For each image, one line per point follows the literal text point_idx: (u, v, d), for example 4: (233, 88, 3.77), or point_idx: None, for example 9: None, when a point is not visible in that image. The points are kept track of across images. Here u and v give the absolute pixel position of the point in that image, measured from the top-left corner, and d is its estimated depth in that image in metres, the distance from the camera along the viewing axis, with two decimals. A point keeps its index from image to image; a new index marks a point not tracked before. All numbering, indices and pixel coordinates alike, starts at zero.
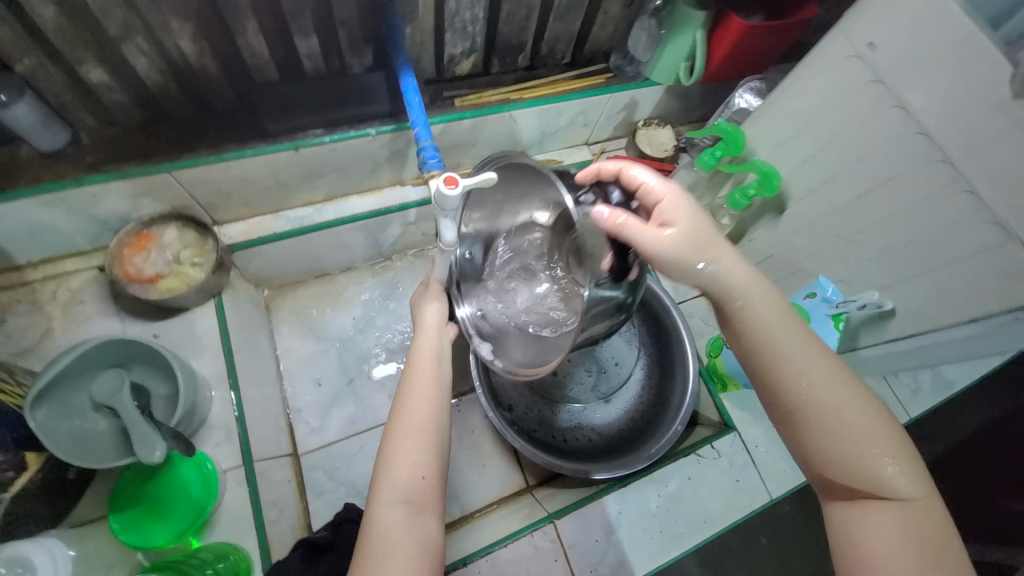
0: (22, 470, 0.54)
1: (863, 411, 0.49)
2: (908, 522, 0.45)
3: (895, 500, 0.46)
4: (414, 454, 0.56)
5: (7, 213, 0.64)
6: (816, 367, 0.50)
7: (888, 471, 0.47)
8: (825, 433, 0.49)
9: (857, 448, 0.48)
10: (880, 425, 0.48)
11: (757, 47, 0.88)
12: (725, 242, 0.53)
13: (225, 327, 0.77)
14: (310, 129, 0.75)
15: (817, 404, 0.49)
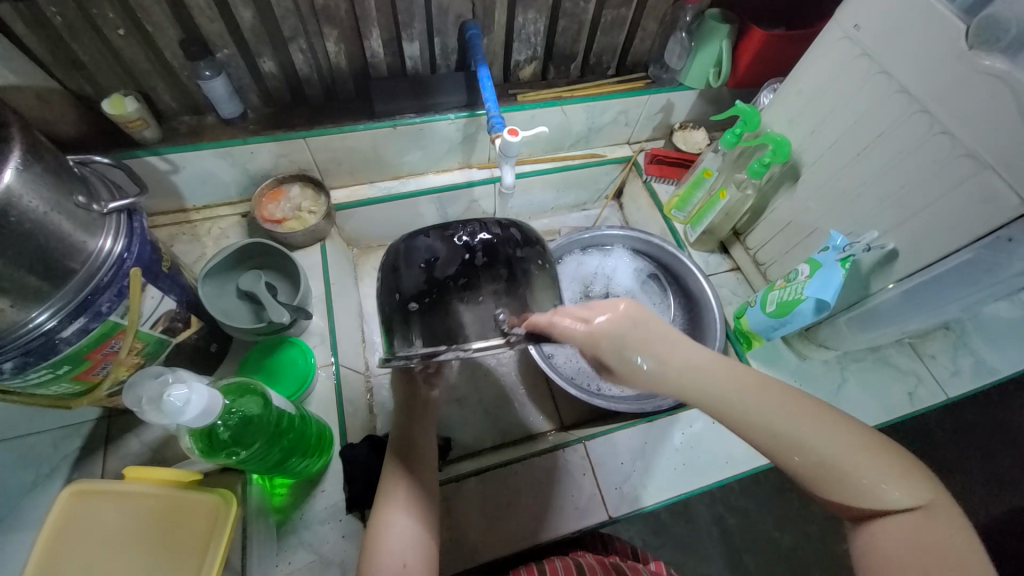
0: (187, 326, 0.72)
1: (852, 451, 0.44)
2: (939, 555, 0.40)
3: (910, 528, 0.41)
4: (404, 516, 0.59)
5: (194, 162, 0.90)
6: (784, 415, 0.45)
7: (891, 500, 0.42)
8: (825, 484, 0.44)
9: (861, 492, 0.43)
10: (869, 455, 0.44)
11: (777, 55, 1.02)
12: (645, 335, 0.50)
13: (326, 263, 0.98)
14: (406, 113, 0.97)
15: (804, 455, 0.44)
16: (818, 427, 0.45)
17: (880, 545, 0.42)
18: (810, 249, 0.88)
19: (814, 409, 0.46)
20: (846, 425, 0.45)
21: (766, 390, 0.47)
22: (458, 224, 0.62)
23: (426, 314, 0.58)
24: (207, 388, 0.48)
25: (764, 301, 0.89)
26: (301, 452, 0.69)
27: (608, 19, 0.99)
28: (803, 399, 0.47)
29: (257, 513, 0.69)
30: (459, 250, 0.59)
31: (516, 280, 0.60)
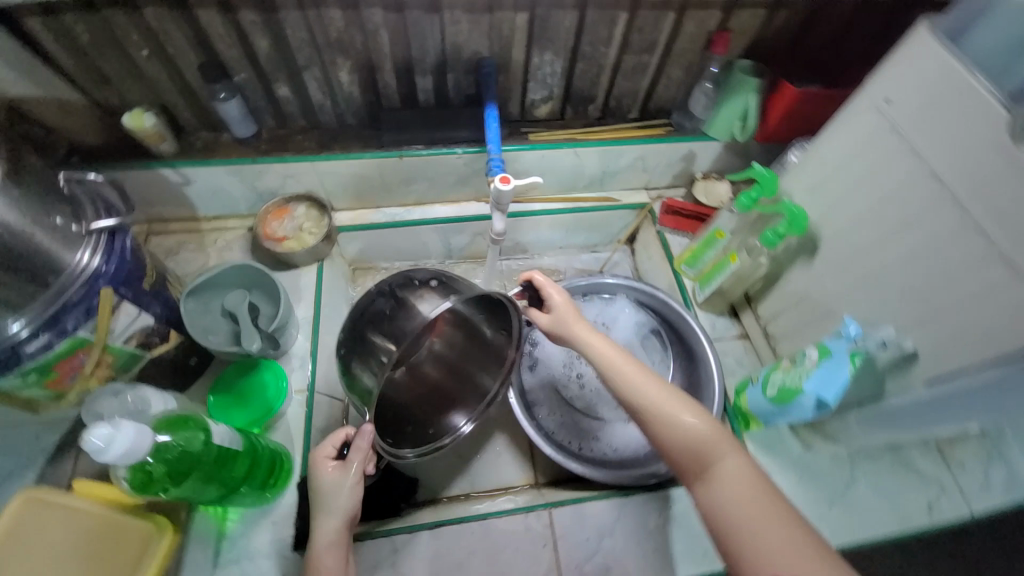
0: (164, 341, 0.73)
1: (702, 427, 0.61)
2: (745, 484, 0.57)
3: (738, 481, 0.57)
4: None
5: (204, 176, 0.93)
6: (661, 401, 0.64)
7: (713, 446, 0.60)
8: (678, 453, 0.61)
9: (706, 458, 0.60)
10: (693, 412, 0.63)
11: (809, 113, 0.96)
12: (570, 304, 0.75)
13: (320, 285, 0.98)
14: (414, 144, 0.97)
15: (667, 430, 0.62)
16: (682, 409, 0.63)
17: (719, 501, 0.57)
18: (824, 331, 0.80)
19: (682, 397, 0.64)
20: (701, 411, 0.63)
21: (654, 382, 0.66)
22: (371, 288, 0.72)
23: (376, 345, 0.65)
24: (134, 427, 0.48)
25: (766, 382, 0.81)
26: (251, 486, 0.68)
27: (630, 64, 0.96)
28: (674, 391, 0.65)
29: (200, 541, 0.68)
30: (374, 297, 0.69)
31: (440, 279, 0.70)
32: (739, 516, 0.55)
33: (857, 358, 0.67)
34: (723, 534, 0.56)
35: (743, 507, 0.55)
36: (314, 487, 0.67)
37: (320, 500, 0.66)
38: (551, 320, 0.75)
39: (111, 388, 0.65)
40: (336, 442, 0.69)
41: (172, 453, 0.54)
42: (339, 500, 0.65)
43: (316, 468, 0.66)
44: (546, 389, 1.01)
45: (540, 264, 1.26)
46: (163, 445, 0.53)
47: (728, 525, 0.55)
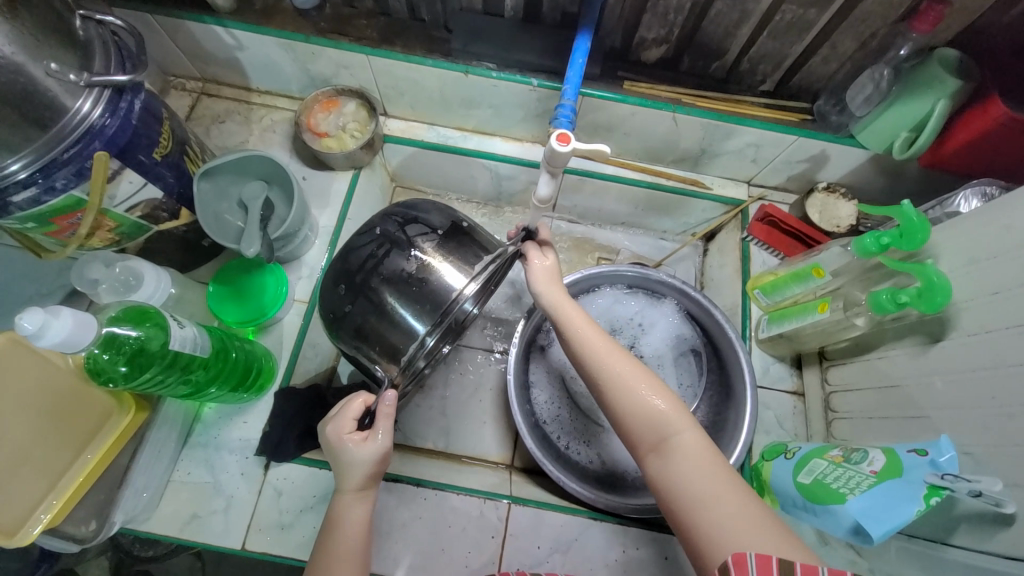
0: (172, 218, 0.70)
1: (664, 404, 0.57)
2: (706, 461, 0.54)
3: (695, 458, 0.55)
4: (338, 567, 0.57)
5: (256, 44, 0.84)
6: (625, 371, 0.60)
7: (666, 416, 0.57)
8: (636, 428, 0.58)
9: (664, 434, 0.56)
10: (648, 378, 0.60)
11: (1011, 148, 0.69)
12: (549, 269, 0.69)
13: (351, 195, 0.91)
14: (485, 61, 0.82)
15: (628, 405, 0.58)
16: (643, 384, 0.59)
17: (671, 478, 0.54)
18: (903, 436, 0.62)
19: (644, 371, 0.60)
20: (664, 388, 0.59)
21: (613, 353, 0.62)
22: (359, 256, 0.66)
23: (399, 320, 0.64)
24: (73, 317, 0.45)
25: (802, 463, 0.67)
26: (223, 389, 0.67)
27: (786, 18, 0.72)
28: (637, 364, 0.61)
29: (167, 421, 0.69)
30: (373, 268, 0.65)
31: (450, 239, 0.67)
32: (699, 495, 0.52)
33: (934, 495, 0.51)
34: (679, 510, 0.53)
35: (701, 484, 0.53)
36: (334, 453, 0.60)
37: (344, 469, 0.60)
38: (539, 283, 0.68)
39: (102, 256, 0.65)
40: (352, 412, 0.61)
41: (129, 348, 0.52)
42: (364, 472, 0.60)
43: (342, 443, 0.59)
44: (552, 376, 0.92)
45: (596, 234, 1.10)
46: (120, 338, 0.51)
47: (684, 504, 0.53)
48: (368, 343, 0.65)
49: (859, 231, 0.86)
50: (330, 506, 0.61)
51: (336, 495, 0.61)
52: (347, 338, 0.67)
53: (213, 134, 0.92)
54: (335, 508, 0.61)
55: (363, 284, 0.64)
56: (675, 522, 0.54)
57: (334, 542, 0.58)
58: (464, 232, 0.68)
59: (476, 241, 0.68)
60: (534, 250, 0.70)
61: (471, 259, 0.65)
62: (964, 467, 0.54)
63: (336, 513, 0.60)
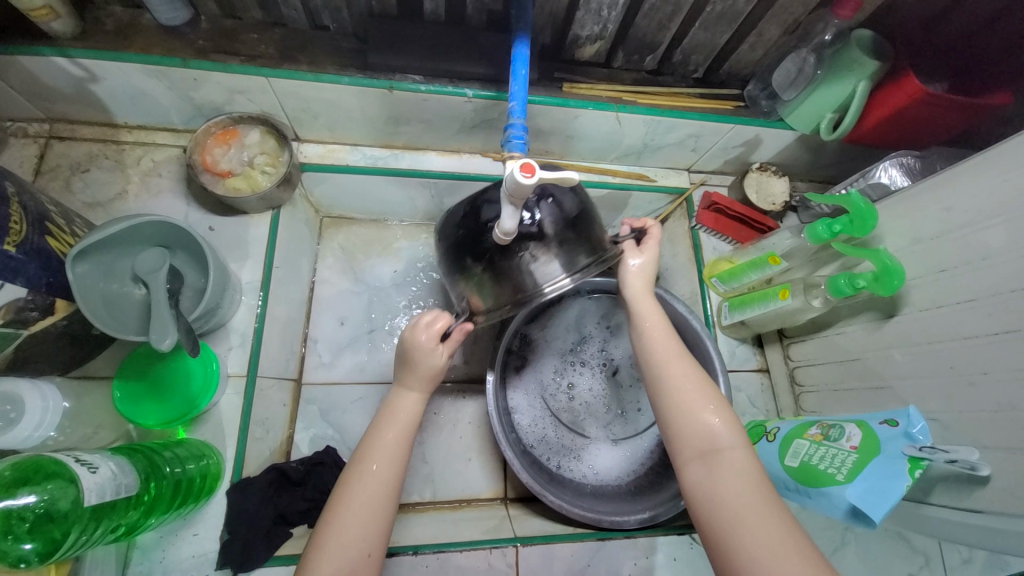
0: (46, 315, 0.55)
1: (721, 420, 0.56)
2: (756, 479, 0.53)
3: (743, 476, 0.53)
4: (376, 452, 0.58)
5: (115, 73, 0.67)
6: (685, 381, 0.59)
7: (717, 427, 0.56)
8: (685, 435, 0.56)
9: (714, 447, 0.55)
10: (702, 388, 0.59)
11: (923, 120, 0.75)
12: (641, 262, 0.67)
13: (273, 239, 0.78)
14: (409, 73, 0.73)
15: (683, 414, 0.57)
16: (703, 399, 0.58)
17: (714, 490, 0.53)
18: (871, 406, 0.67)
19: (703, 386, 0.59)
20: (724, 407, 0.58)
21: (683, 367, 0.61)
22: (488, 207, 0.60)
23: (501, 282, 0.59)
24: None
25: (786, 445, 0.70)
26: (169, 511, 0.56)
27: (717, 9, 0.71)
28: (701, 379, 0.60)
29: (95, 568, 0.56)
30: (497, 226, 0.59)
31: (573, 225, 0.61)
32: (738, 512, 0.51)
33: (916, 466, 0.55)
34: (716, 524, 0.51)
35: (740, 501, 0.51)
36: (409, 349, 0.63)
37: (416, 367, 0.62)
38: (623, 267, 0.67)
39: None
40: (436, 330, 0.63)
41: (33, 517, 0.41)
42: (427, 371, 0.62)
43: (419, 344, 0.62)
44: (531, 397, 0.88)
45: None
46: (15, 510, 0.41)
47: (720, 516, 0.51)
48: (464, 281, 0.63)
49: (794, 207, 0.91)
50: (388, 398, 0.63)
51: (397, 387, 0.63)
52: (447, 267, 0.65)
53: (76, 187, 0.73)
54: (392, 398, 0.63)
55: (484, 236, 0.60)
56: (707, 536, 0.52)
57: (390, 428, 0.60)
58: (584, 215, 0.62)
59: (592, 235, 0.62)
60: (635, 248, 0.68)
61: (580, 257, 0.60)
62: (935, 433, 0.60)
63: (393, 404, 0.62)
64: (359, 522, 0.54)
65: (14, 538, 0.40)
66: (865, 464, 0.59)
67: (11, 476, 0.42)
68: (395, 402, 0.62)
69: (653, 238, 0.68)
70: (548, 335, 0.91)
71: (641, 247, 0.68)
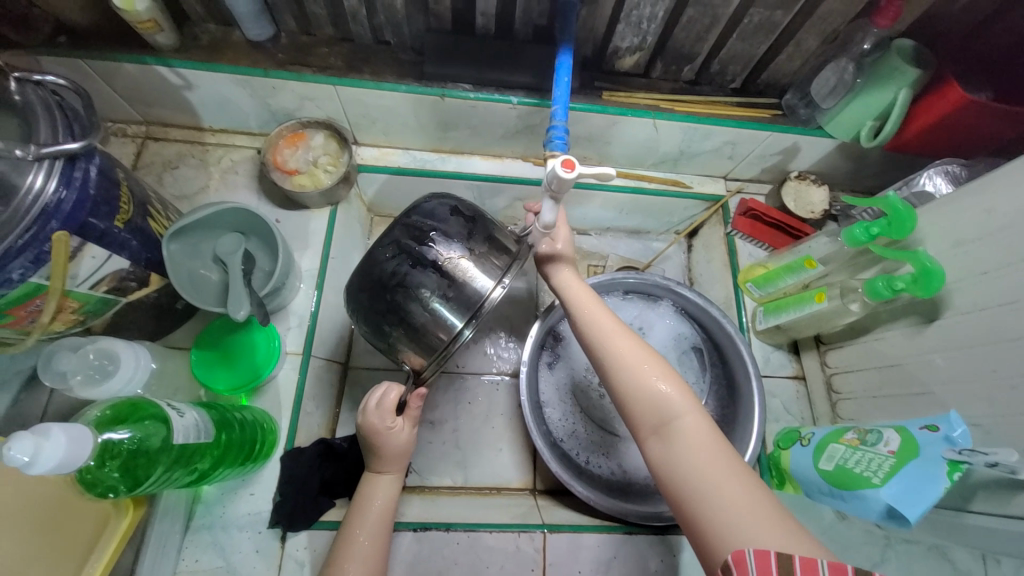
0: (142, 286, 0.64)
1: (669, 387, 0.55)
2: (710, 445, 0.52)
3: (698, 444, 0.52)
4: (353, 549, 0.60)
5: (207, 81, 0.77)
6: (631, 355, 0.59)
7: (665, 396, 0.55)
8: (638, 410, 0.55)
9: (666, 416, 0.54)
10: (645, 359, 0.58)
11: (969, 128, 0.74)
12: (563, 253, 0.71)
13: (330, 232, 0.85)
14: (460, 82, 0.79)
15: (631, 390, 0.56)
16: (649, 369, 0.57)
17: (670, 463, 0.52)
18: (911, 412, 0.66)
19: (648, 355, 0.59)
20: (671, 374, 0.57)
21: (627, 339, 0.61)
22: (387, 269, 0.60)
23: (426, 331, 0.61)
24: (66, 434, 0.42)
25: (820, 450, 0.69)
26: (232, 466, 0.62)
27: (754, 21, 0.74)
28: (647, 350, 0.60)
29: (168, 513, 0.63)
30: (402, 285, 0.60)
31: (467, 238, 0.63)
32: (696, 479, 0.50)
33: (956, 470, 0.54)
34: (679, 498, 0.50)
35: (697, 468, 0.50)
36: (369, 436, 0.65)
37: (382, 453, 0.66)
38: (553, 271, 0.71)
39: (65, 343, 0.58)
40: (389, 404, 0.65)
41: (126, 453, 0.47)
42: (394, 452, 0.66)
43: (379, 430, 0.65)
44: (561, 392, 0.91)
45: (583, 242, 1.10)
46: (112, 444, 0.47)
47: (682, 488, 0.50)
48: (398, 345, 0.63)
49: (833, 215, 0.91)
50: (361, 487, 0.67)
51: (369, 473, 0.67)
52: (377, 342, 0.65)
53: (167, 181, 0.84)
54: (366, 487, 0.66)
55: (393, 299, 0.60)
56: (675, 510, 0.51)
57: (363, 520, 0.63)
58: (472, 230, 0.63)
59: (489, 241, 0.64)
60: (549, 238, 0.71)
61: (487, 264, 0.62)
62: (976, 439, 0.58)
63: (367, 491, 0.66)
64: None
65: (108, 468, 0.46)
66: (902, 467, 0.58)
67: (112, 415, 0.49)
68: (369, 490, 0.66)
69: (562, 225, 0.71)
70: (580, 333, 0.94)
71: (555, 238, 0.71)
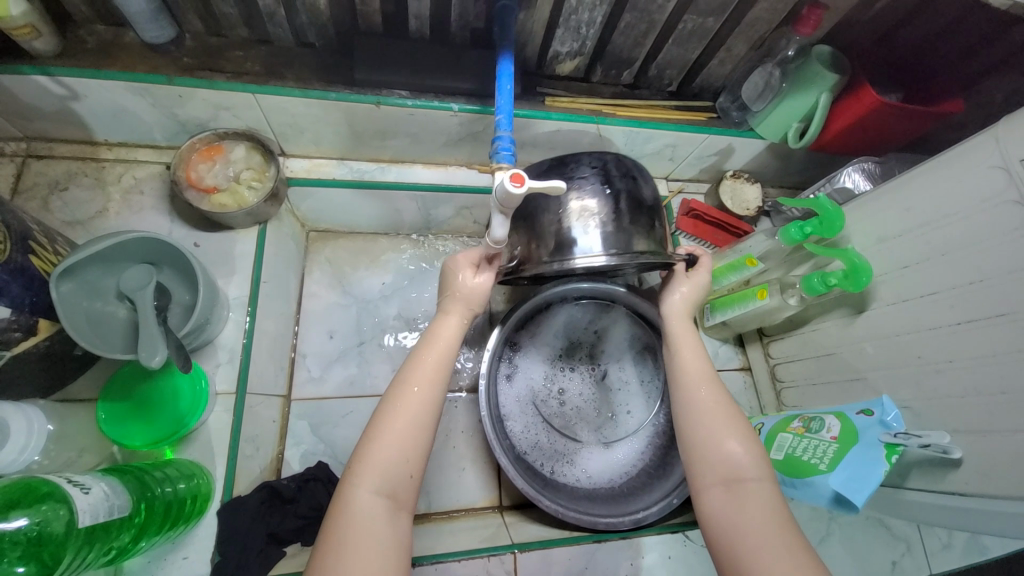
0: (29, 335, 0.54)
1: (743, 448, 0.57)
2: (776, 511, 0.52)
3: (764, 510, 0.52)
4: (411, 384, 0.58)
5: (97, 90, 0.67)
6: (709, 408, 0.60)
7: (741, 456, 0.56)
8: (708, 462, 0.57)
9: (738, 476, 0.55)
10: (726, 415, 0.59)
11: (881, 128, 0.80)
12: (695, 277, 0.70)
13: (261, 255, 0.78)
14: (396, 89, 0.74)
15: (709, 444, 0.58)
16: (727, 429, 0.58)
17: (733, 519, 0.53)
18: (847, 398, 0.71)
19: (732, 413, 0.59)
20: (750, 439, 0.58)
21: (711, 391, 0.61)
22: (577, 168, 0.68)
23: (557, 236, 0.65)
24: None
25: (770, 440, 0.72)
26: (158, 534, 0.54)
27: (688, 27, 0.75)
28: (730, 406, 0.60)
29: None
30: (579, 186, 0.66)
31: (642, 216, 0.67)
32: (759, 543, 0.50)
33: (892, 453, 0.58)
34: (731, 551, 0.51)
35: (757, 532, 0.51)
36: (452, 276, 0.66)
37: (455, 292, 0.65)
38: (670, 288, 0.70)
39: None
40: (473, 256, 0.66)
41: (25, 542, 0.40)
42: (468, 300, 0.65)
43: (459, 271, 0.66)
44: (523, 403, 0.89)
45: None
46: (8, 534, 0.39)
47: (736, 543, 0.51)
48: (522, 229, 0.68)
49: (766, 212, 0.95)
50: (427, 330, 0.64)
51: (435, 318, 0.65)
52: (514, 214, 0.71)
53: (54, 207, 0.72)
54: (430, 331, 0.64)
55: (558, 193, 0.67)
56: (724, 561, 0.52)
57: (429, 351, 0.61)
58: (653, 215, 0.69)
59: (653, 231, 0.68)
60: (685, 274, 0.71)
61: (630, 242, 0.65)
62: (908, 420, 0.64)
63: (432, 333, 0.63)
64: (392, 448, 0.54)
65: (7, 564, 0.39)
66: (844, 453, 0.61)
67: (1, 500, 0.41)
68: (436, 334, 0.63)
69: (704, 267, 0.70)
70: (539, 341, 0.93)
71: (690, 274, 0.70)
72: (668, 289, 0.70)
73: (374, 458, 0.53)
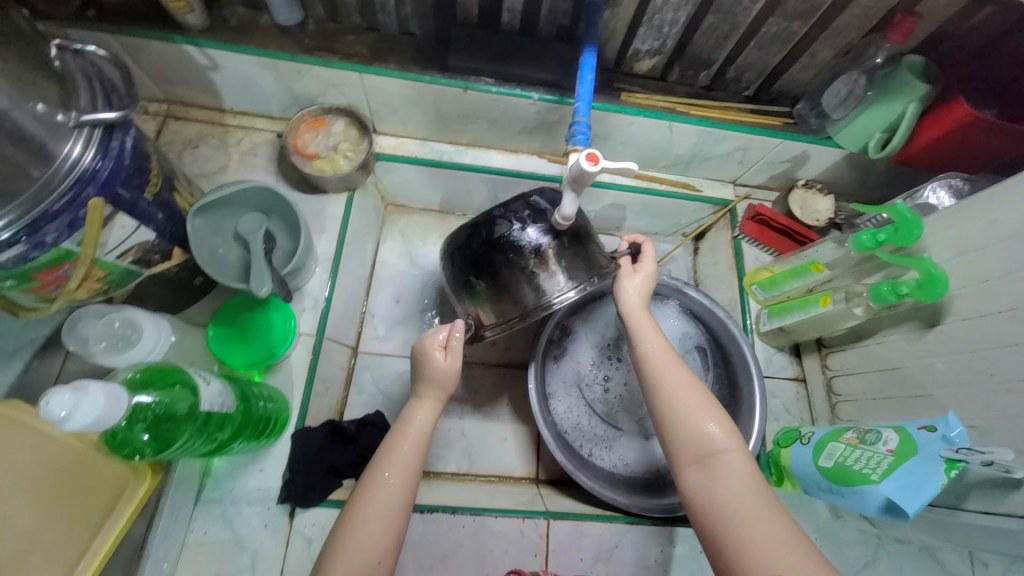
0: (165, 259, 0.65)
1: (719, 426, 0.58)
2: (750, 484, 0.54)
3: (740, 483, 0.54)
4: (385, 469, 0.60)
5: (234, 62, 0.78)
6: (681, 390, 0.61)
7: (716, 438, 0.57)
8: (680, 439, 0.58)
9: (713, 451, 0.56)
10: (695, 402, 0.60)
11: (974, 143, 0.76)
12: (647, 273, 0.70)
13: (347, 218, 0.86)
14: (483, 76, 0.81)
15: (678, 422, 0.59)
16: (699, 408, 0.59)
17: (711, 493, 0.54)
18: (909, 414, 0.69)
19: (699, 393, 0.60)
20: (721, 413, 0.59)
21: (681, 375, 0.62)
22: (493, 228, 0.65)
23: (507, 299, 0.65)
24: (102, 392, 0.43)
25: (820, 447, 0.71)
26: (245, 440, 0.63)
27: (772, 30, 0.76)
28: (695, 386, 0.61)
29: (181, 484, 0.63)
30: (502, 247, 0.64)
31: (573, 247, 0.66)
32: (740, 518, 0.52)
33: (953, 468, 0.57)
34: (715, 526, 0.53)
35: (740, 503, 0.53)
36: (423, 360, 0.67)
37: (429, 376, 0.66)
38: (623, 280, 0.70)
39: (92, 309, 0.60)
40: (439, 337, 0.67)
41: (151, 416, 0.49)
42: (438, 387, 0.66)
43: (430, 353, 0.66)
44: (568, 387, 0.92)
45: None
46: (141, 407, 0.48)
47: (721, 512, 0.53)
48: (472, 297, 0.67)
49: (838, 224, 0.93)
50: (404, 409, 0.67)
51: (412, 399, 0.67)
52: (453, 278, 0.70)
53: (187, 160, 0.84)
54: (411, 411, 0.66)
55: (488, 259, 0.65)
56: (707, 536, 0.54)
57: (406, 434, 0.63)
58: (582, 238, 0.67)
59: (589, 252, 0.67)
60: (631, 266, 0.71)
61: (575, 275, 0.65)
62: (972, 440, 0.61)
63: (408, 415, 0.65)
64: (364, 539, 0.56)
65: (135, 429, 0.48)
66: (899, 465, 0.60)
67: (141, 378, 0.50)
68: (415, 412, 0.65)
69: (648, 256, 0.71)
70: (589, 327, 0.95)
71: (638, 266, 0.71)
72: (620, 287, 0.70)
73: (345, 551, 0.55)
